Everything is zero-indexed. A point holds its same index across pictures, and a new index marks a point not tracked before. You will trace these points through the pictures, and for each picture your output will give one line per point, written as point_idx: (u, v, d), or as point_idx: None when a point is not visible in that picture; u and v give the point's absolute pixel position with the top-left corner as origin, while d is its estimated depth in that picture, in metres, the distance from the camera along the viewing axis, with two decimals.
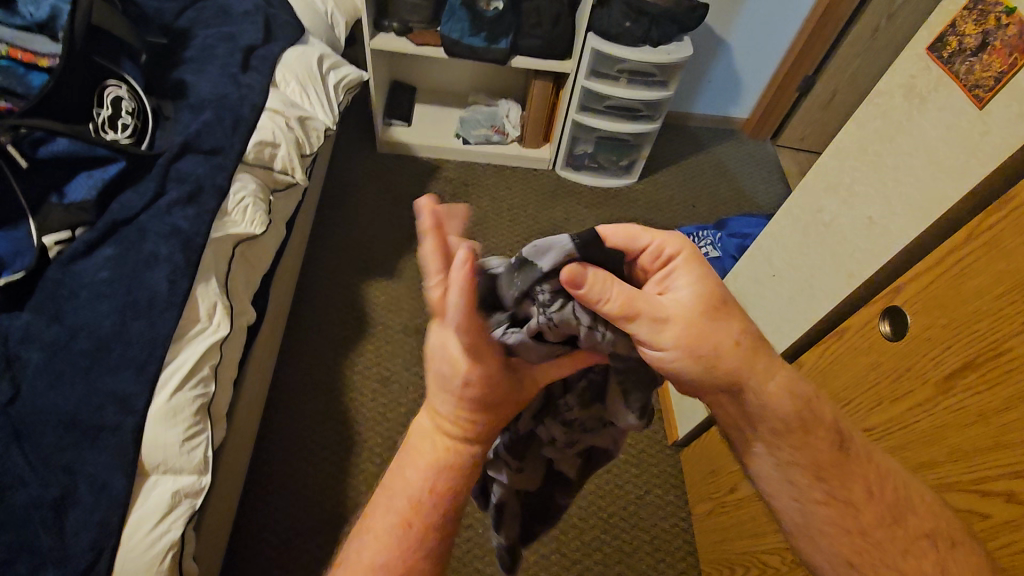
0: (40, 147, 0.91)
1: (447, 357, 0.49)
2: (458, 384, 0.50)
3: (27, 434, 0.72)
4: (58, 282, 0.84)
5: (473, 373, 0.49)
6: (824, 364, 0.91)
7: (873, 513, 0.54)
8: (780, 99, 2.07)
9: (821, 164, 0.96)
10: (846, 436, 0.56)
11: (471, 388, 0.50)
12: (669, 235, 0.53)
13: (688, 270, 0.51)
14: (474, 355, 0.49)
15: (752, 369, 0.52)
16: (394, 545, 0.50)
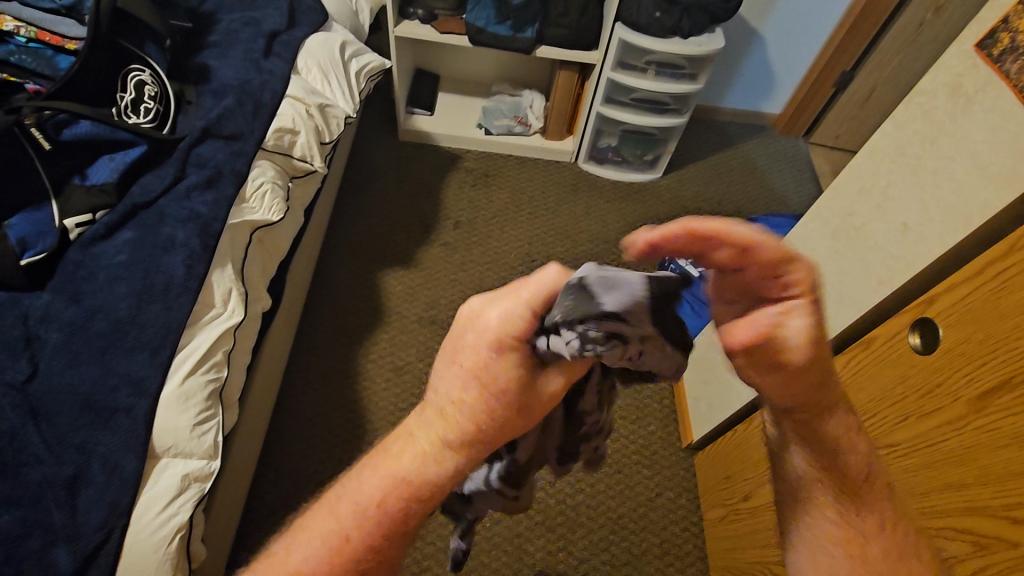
0: (64, 130, 0.91)
1: (459, 368, 0.42)
2: (471, 395, 0.41)
3: (42, 413, 0.73)
4: (79, 263, 0.85)
5: (474, 401, 0.41)
6: (847, 375, 0.88)
7: (878, 550, 0.55)
8: (815, 95, 2.00)
9: (855, 165, 0.92)
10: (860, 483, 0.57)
11: (470, 417, 0.41)
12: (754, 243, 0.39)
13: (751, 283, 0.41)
14: (487, 380, 0.41)
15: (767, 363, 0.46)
16: (319, 566, 0.44)
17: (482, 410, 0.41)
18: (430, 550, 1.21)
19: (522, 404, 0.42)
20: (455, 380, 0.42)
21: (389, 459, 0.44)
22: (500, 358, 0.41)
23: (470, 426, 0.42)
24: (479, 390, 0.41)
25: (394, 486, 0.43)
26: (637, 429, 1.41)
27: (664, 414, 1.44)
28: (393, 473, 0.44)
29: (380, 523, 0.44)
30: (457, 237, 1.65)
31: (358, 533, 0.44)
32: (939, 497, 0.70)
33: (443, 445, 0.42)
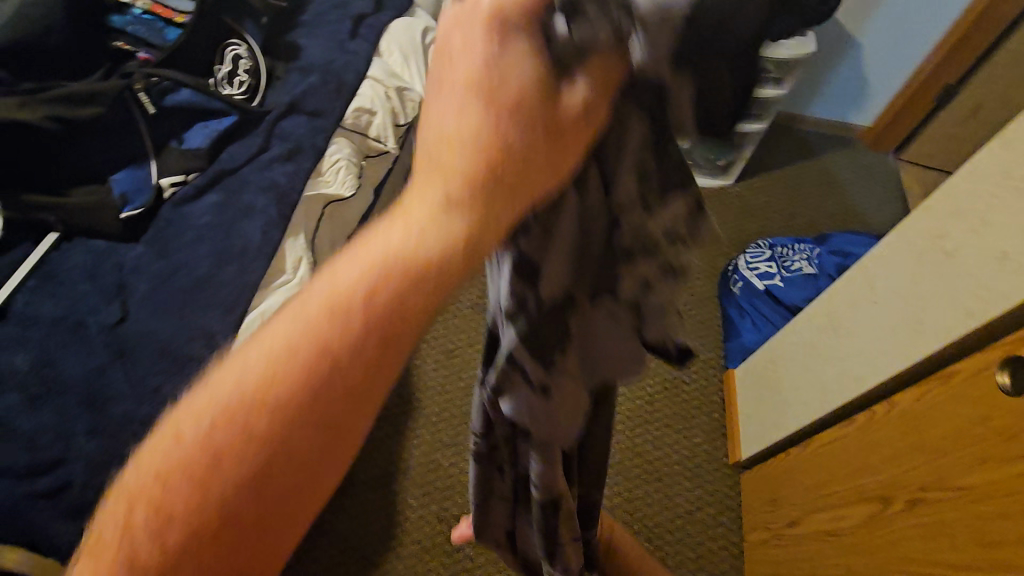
0: (167, 96, 0.98)
1: (444, 90, 0.29)
2: (466, 113, 0.29)
3: (127, 355, 0.80)
4: (169, 221, 0.92)
5: (475, 130, 0.29)
6: (918, 408, 0.83)
7: None
8: (912, 109, 1.86)
9: (950, 185, 0.85)
10: None
11: (468, 152, 0.29)
12: None
13: None
14: (494, 98, 0.29)
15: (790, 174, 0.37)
16: (236, 420, 0.28)
17: (487, 137, 0.29)
18: None
19: (547, 114, 0.29)
20: (447, 105, 0.29)
21: (366, 239, 0.31)
22: (498, 58, 0.29)
23: (472, 164, 0.29)
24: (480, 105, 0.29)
25: (369, 280, 0.30)
26: (682, 439, 1.38)
27: (712, 427, 1.40)
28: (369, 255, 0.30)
29: (346, 332, 0.29)
30: None
31: (306, 359, 0.29)
32: (1011, 552, 0.65)
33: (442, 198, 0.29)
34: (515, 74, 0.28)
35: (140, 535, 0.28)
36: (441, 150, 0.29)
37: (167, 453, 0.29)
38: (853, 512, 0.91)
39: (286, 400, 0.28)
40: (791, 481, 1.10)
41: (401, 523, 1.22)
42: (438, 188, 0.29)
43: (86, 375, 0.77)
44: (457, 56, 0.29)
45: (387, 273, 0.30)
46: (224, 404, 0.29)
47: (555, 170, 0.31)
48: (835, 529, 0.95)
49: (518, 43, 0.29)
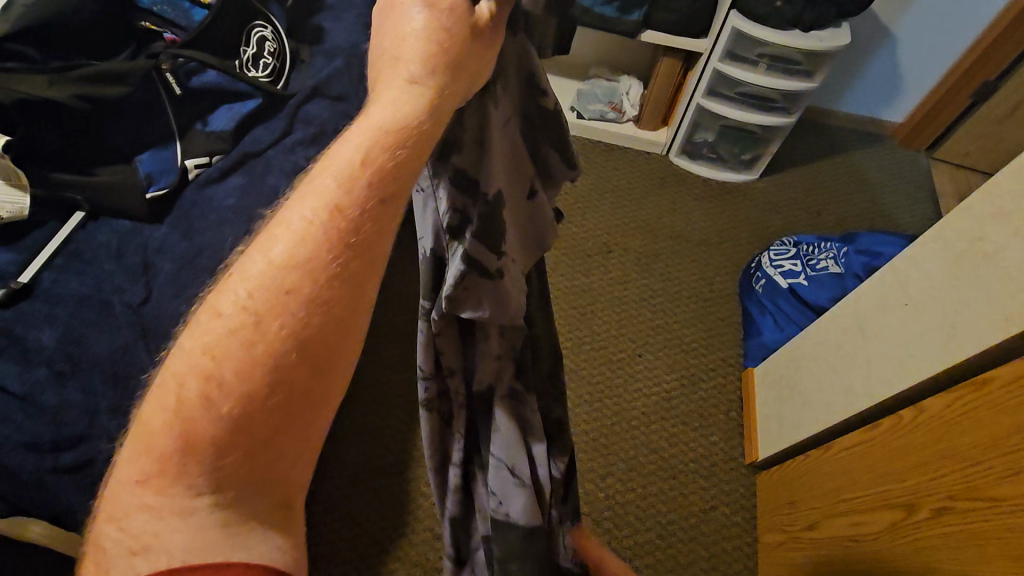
0: (193, 77, 0.98)
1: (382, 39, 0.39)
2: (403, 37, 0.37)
3: (150, 335, 0.80)
4: (194, 203, 0.92)
5: (425, 37, 0.37)
6: (949, 417, 0.81)
7: None
8: (947, 106, 1.80)
9: (991, 185, 0.82)
10: None
11: (423, 48, 0.37)
12: None
13: None
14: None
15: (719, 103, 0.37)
16: (247, 307, 0.33)
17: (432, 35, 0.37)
18: None
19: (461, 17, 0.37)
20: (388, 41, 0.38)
21: (345, 137, 0.37)
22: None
23: (427, 53, 0.37)
24: (425, 9, 0.37)
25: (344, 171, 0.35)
26: (699, 437, 1.36)
27: (730, 426, 1.38)
28: (353, 144, 0.36)
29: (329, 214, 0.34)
30: None
31: (300, 247, 0.34)
32: None
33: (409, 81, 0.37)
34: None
35: (185, 417, 0.31)
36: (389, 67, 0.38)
37: (193, 365, 0.33)
38: (873, 519, 0.90)
39: (289, 282, 0.33)
40: (810, 483, 1.09)
41: (414, 510, 1.23)
42: (407, 79, 0.37)
43: (111, 353, 0.78)
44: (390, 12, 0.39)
45: (373, 142, 0.36)
46: (238, 304, 0.33)
47: (487, 56, 0.39)
48: (855, 535, 0.93)
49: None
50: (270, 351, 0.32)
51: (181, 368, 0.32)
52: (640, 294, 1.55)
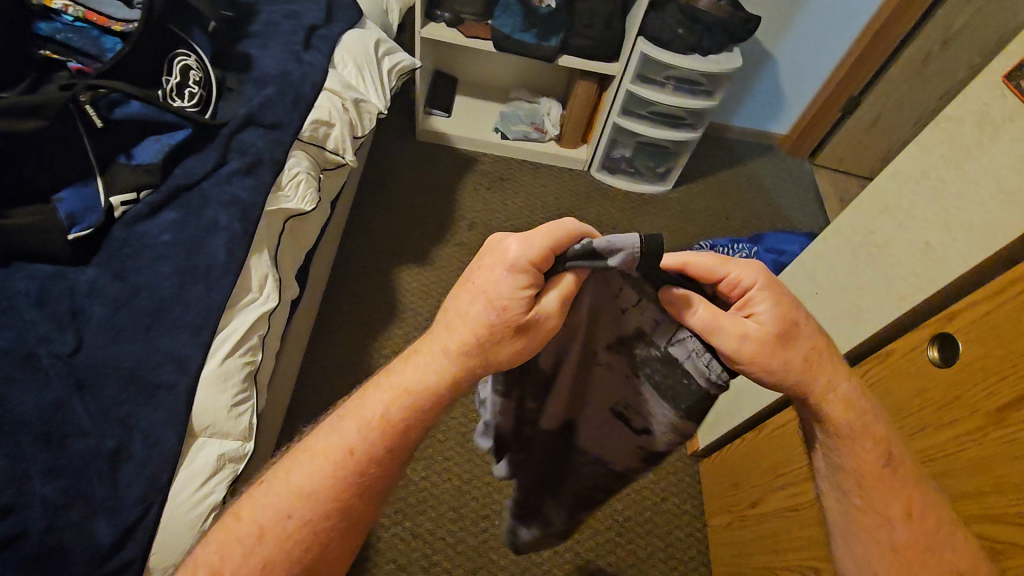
0: (116, 109, 0.91)
1: (455, 308, 0.49)
2: (470, 329, 0.48)
3: (86, 386, 0.74)
4: (123, 241, 0.86)
5: (484, 315, 0.48)
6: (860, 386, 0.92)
7: (907, 536, 0.53)
8: (822, 118, 2.06)
9: (876, 185, 0.95)
10: (896, 457, 0.55)
11: (474, 327, 0.48)
12: (748, 268, 0.53)
13: (765, 300, 0.52)
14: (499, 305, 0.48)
15: (812, 375, 0.54)
16: (298, 501, 0.47)
17: (484, 321, 0.48)
18: (438, 545, 1.22)
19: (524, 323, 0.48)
20: (465, 320, 0.48)
21: (396, 377, 0.50)
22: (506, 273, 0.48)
23: (467, 351, 0.48)
24: (489, 306, 0.48)
25: (396, 404, 0.48)
26: None
27: None
28: (403, 390, 0.49)
29: (376, 448, 0.48)
30: (471, 238, 1.68)
31: (343, 471, 0.47)
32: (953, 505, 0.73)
33: (443, 354, 0.49)
34: (500, 306, 0.48)
35: (236, 553, 0.46)
36: (456, 335, 0.49)
37: (249, 517, 0.47)
38: (807, 488, 0.99)
39: (330, 492, 0.47)
40: (749, 463, 1.19)
41: (375, 544, 1.19)
42: (445, 349, 0.49)
43: (41, 411, 0.70)
44: (478, 292, 0.48)
45: (395, 405, 0.49)
46: (290, 490, 0.47)
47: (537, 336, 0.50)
48: (794, 503, 1.03)
49: (520, 276, 0.48)
50: (304, 529, 0.46)
51: (252, 511, 0.48)
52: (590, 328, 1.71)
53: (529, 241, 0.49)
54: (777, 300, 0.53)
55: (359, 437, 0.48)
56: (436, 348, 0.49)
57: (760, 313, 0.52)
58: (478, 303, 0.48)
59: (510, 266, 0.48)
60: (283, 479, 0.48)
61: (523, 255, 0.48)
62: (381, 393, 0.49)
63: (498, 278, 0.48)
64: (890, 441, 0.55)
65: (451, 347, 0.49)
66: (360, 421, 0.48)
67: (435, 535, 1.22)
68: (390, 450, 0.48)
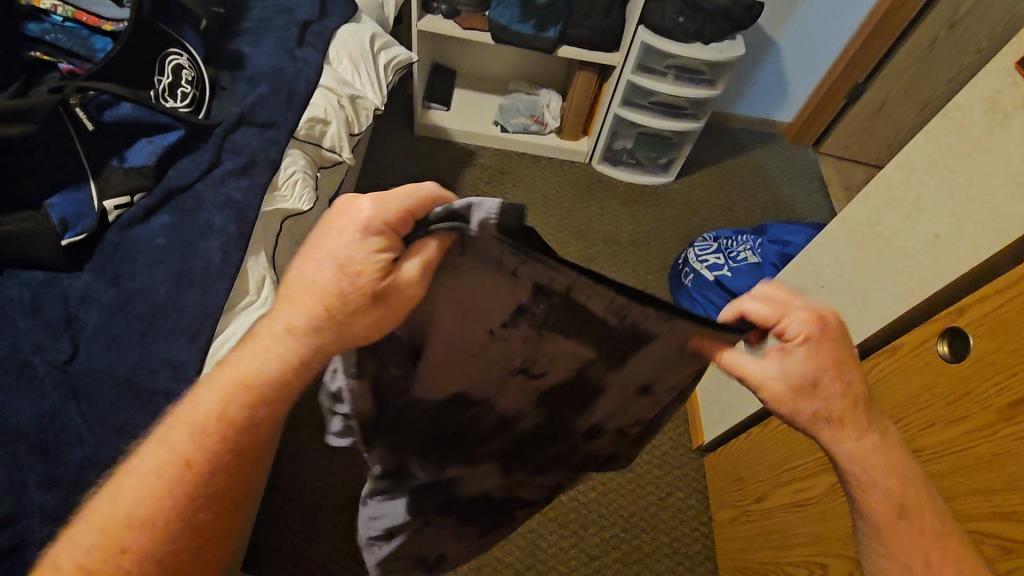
0: (106, 111, 0.90)
1: (299, 288, 0.48)
2: (311, 307, 0.47)
3: (82, 394, 0.73)
4: (118, 245, 0.85)
5: (333, 283, 0.46)
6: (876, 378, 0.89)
7: None
8: (826, 105, 2.02)
9: (883, 176, 0.93)
10: (910, 505, 0.52)
11: (322, 298, 0.46)
12: (798, 320, 0.49)
13: (799, 354, 0.49)
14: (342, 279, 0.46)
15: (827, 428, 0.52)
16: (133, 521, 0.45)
17: (331, 293, 0.46)
18: None
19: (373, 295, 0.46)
20: (310, 298, 0.47)
21: (237, 365, 0.49)
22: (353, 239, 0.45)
23: (312, 329, 0.47)
24: (331, 278, 0.46)
25: (231, 395, 0.48)
26: None
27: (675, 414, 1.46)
28: (237, 380, 0.48)
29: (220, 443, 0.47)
30: None
31: (179, 480, 0.46)
32: (964, 504, 0.72)
33: (285, 335, 0.48)
34: (347, 280, 0.46)
35: None
36: (300, 314, 0.47)
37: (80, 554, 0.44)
38: (814, 484, 0.98)
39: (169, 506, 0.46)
40: (755, 457, 1.17)
41: None
42: (289, 327, 0.48)
43: (37, 420, 0.70)
44: (325, 267, 0.47)
45: (233, 397, 0.48)
46: (123, 514, 0.45)
47: (392, 310, 0.47)
48: (801, 499, 1.01)
49: (373, 242, 0.45)
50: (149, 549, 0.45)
51: (73, 553, 0.45)
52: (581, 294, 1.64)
53: (381, 201, 0.45)
54: (817, 357, 0.50)
55: (192, 440, 0.47)
56: (281, 330, 0.48)
57: (786, 361, 0.50)
58: (324, 276, 0.47)
59: (360, 230, 0.45)
60: (108, 508, 0.46)
61: (365, 219, 0.45)
62: (213, 387, 0.48)
63: (343, 247, 0.46)
64: (904, 490, 0.52)
65: (295, 326, 0.47)
66: (209, 412, 0.47)
67: None
68: (234, 445, 0.47)
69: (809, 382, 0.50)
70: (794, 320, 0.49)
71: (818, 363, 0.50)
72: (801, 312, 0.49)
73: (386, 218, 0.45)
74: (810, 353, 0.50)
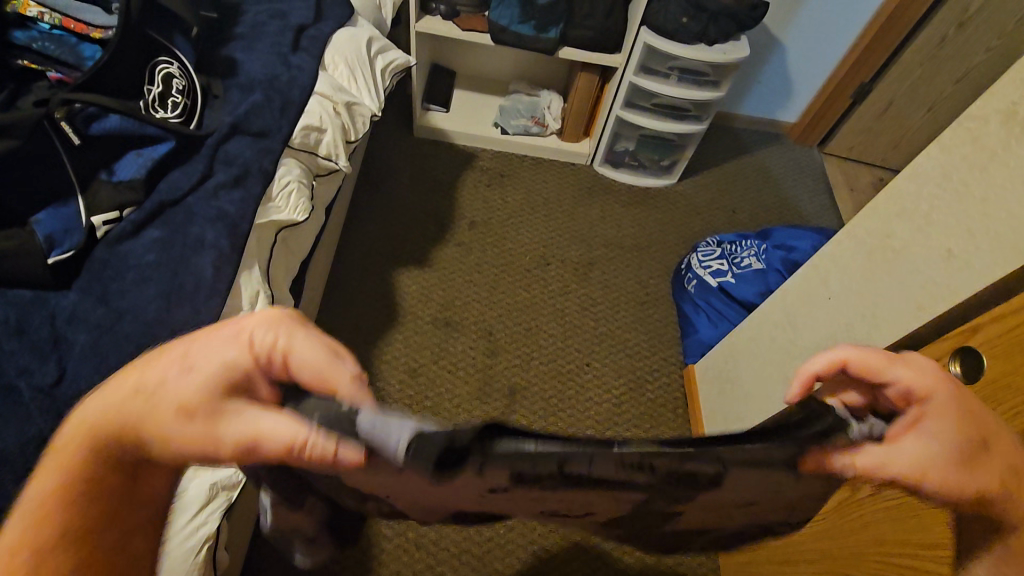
0: (93, 123, 0.88)
1: (154, 371, 0.43)
2: (155, 394, 0.42)
3: (70, 418, 0.71)
4: (106, 262, 0.83)
5: (184, 393, 0.41)
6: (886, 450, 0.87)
7: None
8: (832, 105, 1.99)
9: (893, 187, 0.90)
10: None
11: (167, 394, 0.42)
12: (913, 371, 0.46)
13: (927, 421, 0.45)
14: (211, 382, 0.41)
15: (1007, 502, 0.43)
16: None
17: (174, 397, 0.41)
18: (443, 555, 1.19)
19: (210, 410, 0.41)
20: (157, 383, 0.42)
21: (70, 441, 0.43)
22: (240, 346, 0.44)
23: (160, 429, 0.41)
24: (184, 376, 0.42)
25: (66, 480, 0.42)
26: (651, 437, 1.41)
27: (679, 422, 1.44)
28: (75, 461, 0.42)
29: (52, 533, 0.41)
30: (471, 237, 1.65)
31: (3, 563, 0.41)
32: None
33: (113, 419, 0.42)
34: (198, 385, 0.41)
35: None
36: (138, 406, 0.42)
37: None
38: (821, 501, 0.96)
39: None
40: None
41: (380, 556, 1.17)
42: (123, 408, 0.42)
43: (22, 447, 0.68)
44: (189, 360, 0.43)
45: (73, 478, 0.42)
46: None
47: (214, 431, 0.40)
48: (807, 514, 1.00)
49: (239, 354, 0.43)
50: None
51: None
52: (582, 305, 1.58)
53: (276, 320, 0.44)
54: (939, 418, 0.45)
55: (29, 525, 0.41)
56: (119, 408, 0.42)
57: (920, 429, 0.45)
58: (171, 368, 0.42)
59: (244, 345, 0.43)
60: None
61: (256, 334, 0.43)
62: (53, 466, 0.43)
63: (218, 351, 0.43)
64: None
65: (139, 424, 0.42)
66: (24, 517, 0.42)
67: (440, 545, 1.19)
68: (57, 539, 0.41)
69: (945, 450, 0.44)
70: (906, 371, 0.46)
71: (948, 426, 0.44)
72: (917, 364, 0.46)
73: (271, 343, 0.43)
74: (940, 395, 0.45)
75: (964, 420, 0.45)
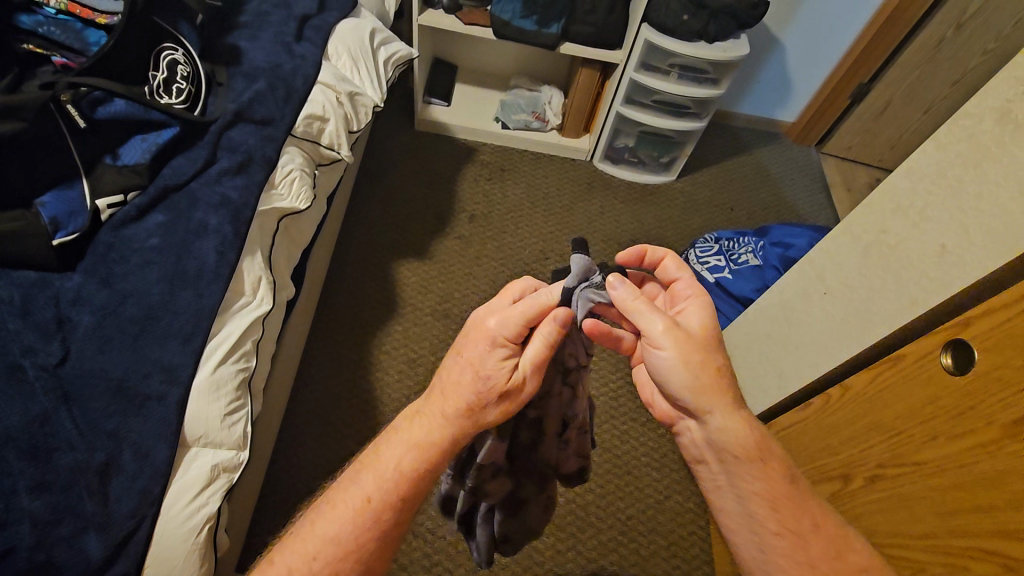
0: (98, 108, 0.90)
1: (462, 359, 0.61)
2: (468, 386, 0.59)
3: (75, 398, 0.72)
4: (110, 245, 0.84)
5: (473, 385, 0.59)
6: (859, 432, 0.91)
7: (819, 548, 0.59)
8: (831, 105, 2.01)
9: (889, 183, 0.91)
10: (796, 476, 0.62)
11: (466, 394, 0.59)
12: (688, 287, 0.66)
13: (691, 313, 0.63)
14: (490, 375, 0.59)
15: (714, 401, 0.59)
16: (329, 554, 0.57)
17: (472, 390, 0.59)
18: (439, 544, 1.17)
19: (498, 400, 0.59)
20: (466, 374, 0.60)
21: (405, 433, 0.60)
22: (503, 361, 0.59)
23: (455, 409, 0.59)
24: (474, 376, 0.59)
25: (409, 455, 0.59)
26: (648, 430, 1.38)
27: None
28: (413, 445, 0.59)
29: (375, 511, 0.58)
30: (472, 230, 1.65)
31: (333, 546, 0.57)
32: (967, 519, 0.71)
33: (443, 418, 0.60)
34: (498, 371, 0.59)
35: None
36: (453, 397, 0.60)
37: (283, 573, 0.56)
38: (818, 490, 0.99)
39: (342, 549, 0.57)
40: None
41: None
42: (440, 417, 0.60)
43: (26, 424, 0.69)
44: (489, 359, 0.59)
45: (404, 462, 0.59)
46: (326, 536, 0.57)
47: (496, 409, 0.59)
48: None
49: (502, 349, 0.60)
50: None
51: (284, 558, 0.57)
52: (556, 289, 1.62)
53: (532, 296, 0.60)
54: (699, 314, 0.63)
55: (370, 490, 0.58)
56: (444, 416, 0.60)
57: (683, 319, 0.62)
58: (473, 354, 0.60)
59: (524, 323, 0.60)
60: (320, 529, 0.58)
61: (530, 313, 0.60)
62: (392, 451, 0.60)
63: (502, 345, 0.60)
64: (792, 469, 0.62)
65: (453, 410, 0.59)
66: (370, 490, 0.58)
67: (437, 534, 1.17)
68: (387, 503, 0.58)
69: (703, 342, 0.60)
70: (683, 284, 0.66)
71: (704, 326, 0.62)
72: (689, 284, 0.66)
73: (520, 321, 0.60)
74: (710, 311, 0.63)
75: (728, 374, 0.60)
